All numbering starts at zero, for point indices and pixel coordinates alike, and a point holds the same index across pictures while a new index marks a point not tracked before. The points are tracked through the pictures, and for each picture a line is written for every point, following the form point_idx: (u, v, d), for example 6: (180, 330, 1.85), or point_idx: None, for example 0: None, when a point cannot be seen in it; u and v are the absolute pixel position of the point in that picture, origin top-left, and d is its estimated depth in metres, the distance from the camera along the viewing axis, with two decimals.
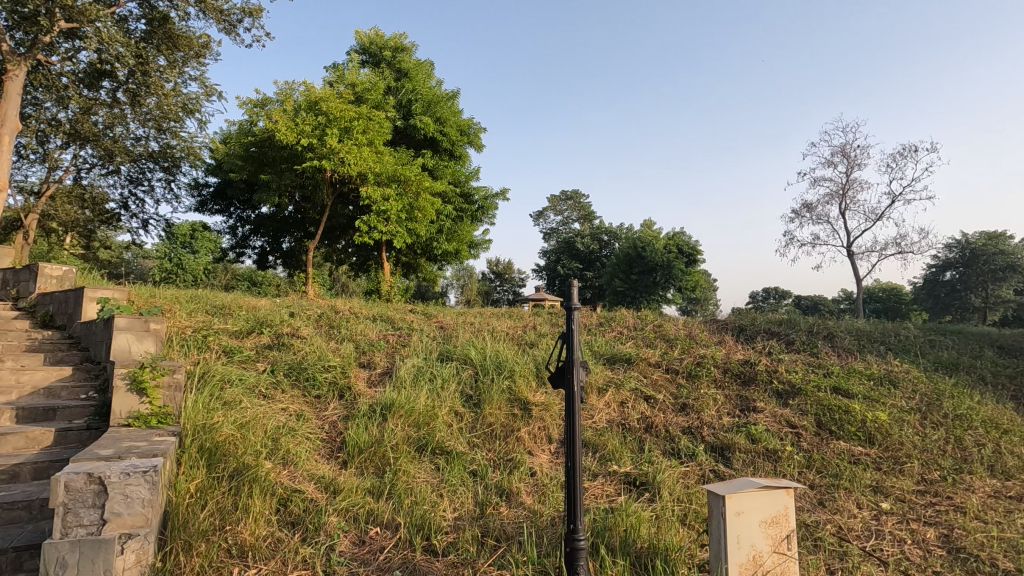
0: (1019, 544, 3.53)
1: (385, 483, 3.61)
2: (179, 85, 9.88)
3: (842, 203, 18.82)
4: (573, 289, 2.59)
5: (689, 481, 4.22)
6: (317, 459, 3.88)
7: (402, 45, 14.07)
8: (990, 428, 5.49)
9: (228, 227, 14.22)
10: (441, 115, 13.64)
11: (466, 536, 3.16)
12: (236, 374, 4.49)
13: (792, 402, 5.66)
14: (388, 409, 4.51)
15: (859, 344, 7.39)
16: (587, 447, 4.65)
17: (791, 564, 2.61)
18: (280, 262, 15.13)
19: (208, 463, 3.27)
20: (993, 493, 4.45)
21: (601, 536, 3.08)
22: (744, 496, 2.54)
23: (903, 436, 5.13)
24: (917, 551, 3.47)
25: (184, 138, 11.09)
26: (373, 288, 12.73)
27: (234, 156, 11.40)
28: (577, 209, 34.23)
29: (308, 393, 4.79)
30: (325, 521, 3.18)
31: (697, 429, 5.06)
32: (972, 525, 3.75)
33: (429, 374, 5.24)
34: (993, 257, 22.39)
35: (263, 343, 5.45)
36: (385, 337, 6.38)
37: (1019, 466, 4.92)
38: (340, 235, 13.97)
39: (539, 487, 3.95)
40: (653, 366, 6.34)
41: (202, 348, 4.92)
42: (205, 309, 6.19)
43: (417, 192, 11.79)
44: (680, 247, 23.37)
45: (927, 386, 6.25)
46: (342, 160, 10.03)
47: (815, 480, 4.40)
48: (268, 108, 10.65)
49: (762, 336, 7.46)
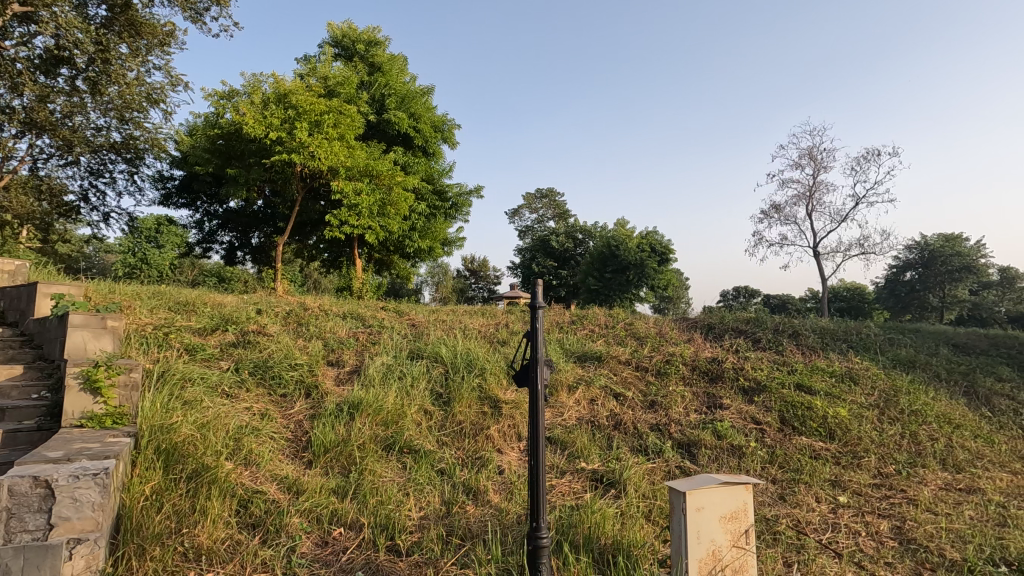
0: (966, 535, 3.66)
1: (350, 483, 3.57)
2: (142, 75, 9.55)
3: (809, 204, 19.40)
4: (538, 288, 2.60)
5: (655, 478, 4.27)
6: (281, 459, 3.81)
7: (375, 38, 13.86)
8: (943, 423, 5.72)
9: (194, 221, 13.88)
10: (415, 110, 13.56)
11: (431, 536, 3.14)
12: (198, 372, 4.37)
13: (757, 399, 5.79)
14: (356, 407, 4.44)
15: (822, 342, 7.60)
16: (555, 444, 4.67)
17: (749, 559, 2.66)
18: (249, 257, 14.82)
19: (165, 464, 3.18)
20: (944, 485, 4.62)
21: (565, 533, 3.10)
22: (704, 492, 2.59)
23: (862, 431, 5.30)
24: (871, 543, 3.58)
25: (149, 129, 10.72)
26: (345, 285, 12.58)
27: (200, 148, 11.10)
28: (553, 208, 34.31)
29: (274, 392, 4.70)
30: (287, 522, 3.13)
31: (665, 426, 5.14)
32: (923, 517, 3.89)
33: (399, 372, 5.20)
34: (950, 258, 23.31)
35: (227, 342, 5.31)
36: (356, 334, 6.31)
37: (968, 459, 5.13)
38: (311, 231, 13.74)
39: (507, 485, 3.96)
40: (622, 364, 6.40)
41: (162, 346, 4.77)
42: (167, 305, 6.02)
43: (389, 186, 11.71)
44: (652, 246, 23.64)
45: (885, 383, 6.47)
46: (312, 154, 9.85)
47: (777, 475, 4.51)
48: (235, 100, 10.40)
49: (729, 334, 7.61)
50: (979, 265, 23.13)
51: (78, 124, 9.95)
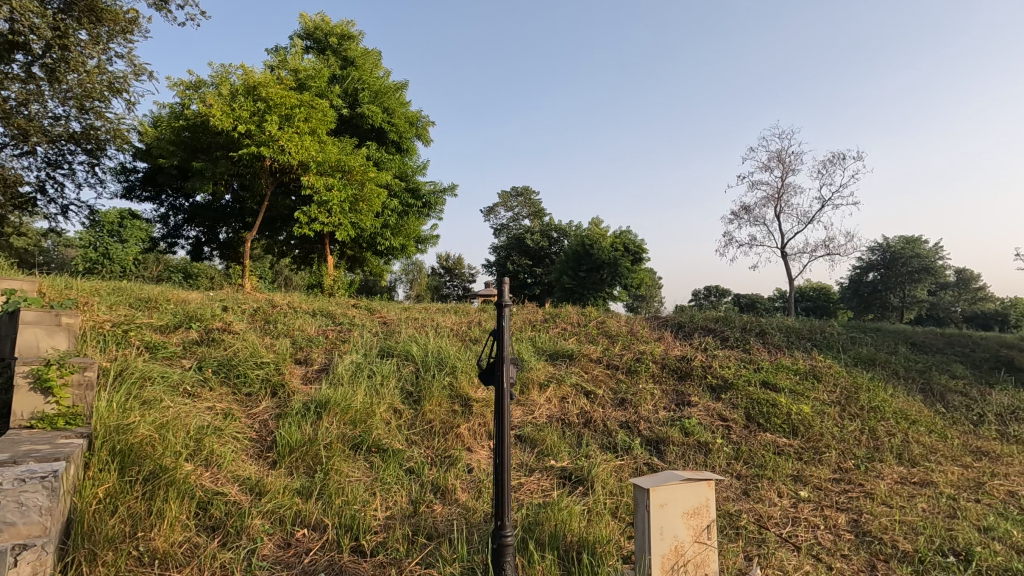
0: (918, 527, 3.79)
1: (315, 483, 3.51)
2: (103, 63, 9.20)
3: (777, 206, 19.83)
4: (505, 286, 2.61)
5: (623, 474, 4.32)
6: (244, 460, 3.72)
7: (348, 32, 13.62)
8: (900, 420, 5.92)
9: (158, 215, 13.47)
10: (389, 105, 13.42)
11: (396, 535, 3.11)
12: (158, 371, 4.24)
13: (724, 396, 5.91)
14: (323, 406, 4.37)
15: (787, 341, 7.79)
16: (525, 442, 4.68)
17: (711, 554, 2.72)
18: (216, 253, 14.46)
19: (120, 466, 3.07)
20: (900, 479, 4.78)
21: (531, 531, 3.11)
22: (668, 488, 2.63)
23: (823, 427, 5.47)
24: (829, 536, 3.69)
25: (111, 119, 10.34)
26: (315, 283, 12.40)
27: (164, 140, 10.76)
28: (528, 206, 34.35)
29: (239, 391, 4.59)
30: (247, 524, 3.06)
31: (634, 423, 5.20)
32: (879, 510, 4.01)
33: (369, 370, 5.13)
34: (910, 260, 24.08)
35: (191, 339, 5.16)
36: (325, 332, 6.21)
37: (923, 454, 5.32)
38: (281, 227, 13.45)
39: (476, 483, 3.95)
40: (594, 362, 6.44)
41: (121, 343, 4.62)
42: (128, 302, 5.83)
43: (361, 182, 11.58)
44: (626, 246, 23.71)
45: (847, 380, 6.67)
46: (282, 148, 9.65)
47: (741, 471, 4.61)
48: (202, 91, 10.13)
49: (698, 333, 7.73)
50: (937, 267, 24.00)
51: (34, 113, 9.55)
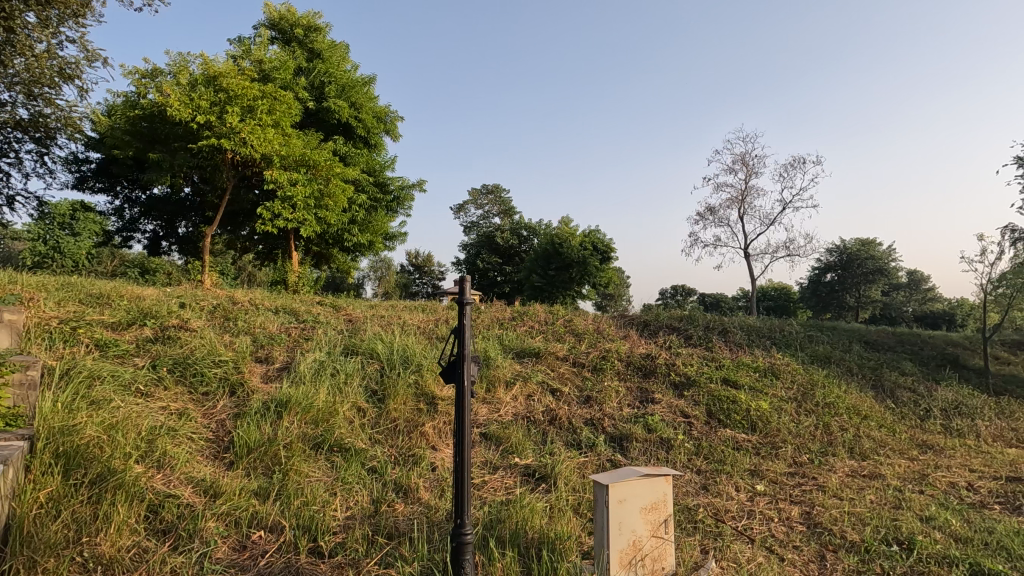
0: (865, 518, 3.94)
1: (273, 484, 3.44)
2: (52, 47, 8.77)
3: (740, 207, 20.33)
4: (467, 284, 2.59)
5: (586, 471, 4.36)
6: (199, 461, 3.61)
7: (315, 24, 13.34)
8: (853, 415, 6.16)
9: (113, 208, 12.97)
10: (356, 99, 13.22)
11: (356, 536, 3.07)
12: (109, 369, 4.08)
13: (687, 393, 6.04)
14: (283, 406, 4.27)
15: (748, 339, 8.00)
16: (490, 439, 4.67)
17: (668, 547, 2.78)
18: (175, 248, 13.99)
19: (64, 469, 2.95)
20: (851, 472, 4.97)
21: (492, 528, 3.11)
22: (626, 485, 2.67)
23: (780, 423, 5.65)
24: (782, 528, 3.80)
25: (62, 106, 9.87)
26: (280, 279, 12.12)
27: (119, 130, 10.35)
28: (498, 204, 34.31)
29: (195, 390, 4.45)
30: (201, 526, 2.97)
31: (598, 420, 5.26)
32: (830, 503, 4.16)
33: (332, 369, 5.04)
34: (865, 261, 25.04)
35: (145, 337, 4.97)
36: (288, 330, 6.10)
37: (873, 448, 5.55)
38: (243, 222, 13.08)
39: (439, 482, 3.93)
40: (560, 359, 6.48)
41: (69, 342, 4.42)
42: (78, 298, 5.59)
43: (327, 177, 11.37)
44: (595, 245, 23.98)
45: (803, 377, 6.90)
46: (244, 140, 9.37)
47: (701, 466, 4.72)
48: (159, 79, 9.77)
49: (663, 331, 7.87)
50: (890, 268, 24.98)
51: None
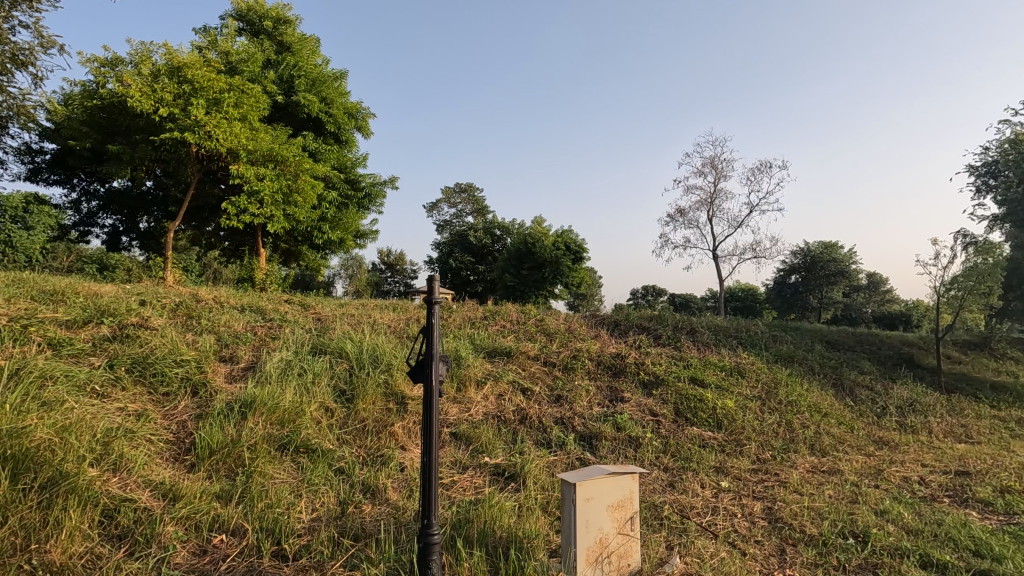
0: (823, 512, 4.07)
1: (236, 486, 3.36)
2: (4, 32, 8.40)
3: (710, 210, 20.74)
4: (435, 283, 2.57)
5: (555, 470, 4.39)
6: (158, 463, 3.50)
7: (284, 16, 13.07)
8: (814, 413, 6.36)
9: (69, 201, 12.46)
10: (327, 94, 13.00)
11: (321, 538, 3.03)
12: (62, 369, 3.92)
13: (655, 392, 6.13)
14: (248, 406, 4.18)
15: (715, 339, 8.17)
16: (459, 439, 4.66)
17: (634, 544, 2.82)
18: (136, 244, 13.53)
19: (12, 473, 2.82)
20: (811, 467, 5.13)
21: (460, 528, 3.10)
22: (593, 483, 2.70)
23: (745, 420, 5.80)
24: (744, 523, 3.90)
25: (15, 94, 9.45)
26: (246, 276, 11.86)
27: (76, 120, 9.95)
28: (471, 202, 34.22)
29: (155, 390, 4.32)
30: (159, 531, 2.89)
31: (568, 419, 5.31)
32: (790, 498, 4.29)
33: (299, 368, 4.94)
34: (827, 263, 25.82)
35: (102, 335, 4.79)
36: (254, 328, 5.96)
37: (832, 444, 5.74)
38: (209, 217, 12.74)
39: (408, 482, 3.91)
40: (531, 359, 6.50)
41: (19, 341, 4.23)
42: (31, 295, 5.35)
43: (296, 173, 11.16)
44: (568, 245, 24.13)
45: (768, 376, 7.08)
46: (209, 134, 9.10)
47: (668, 464, 4.80)
48: (119, 69, 9.43)
49: (633, 331, 7.98)
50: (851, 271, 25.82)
51: None
